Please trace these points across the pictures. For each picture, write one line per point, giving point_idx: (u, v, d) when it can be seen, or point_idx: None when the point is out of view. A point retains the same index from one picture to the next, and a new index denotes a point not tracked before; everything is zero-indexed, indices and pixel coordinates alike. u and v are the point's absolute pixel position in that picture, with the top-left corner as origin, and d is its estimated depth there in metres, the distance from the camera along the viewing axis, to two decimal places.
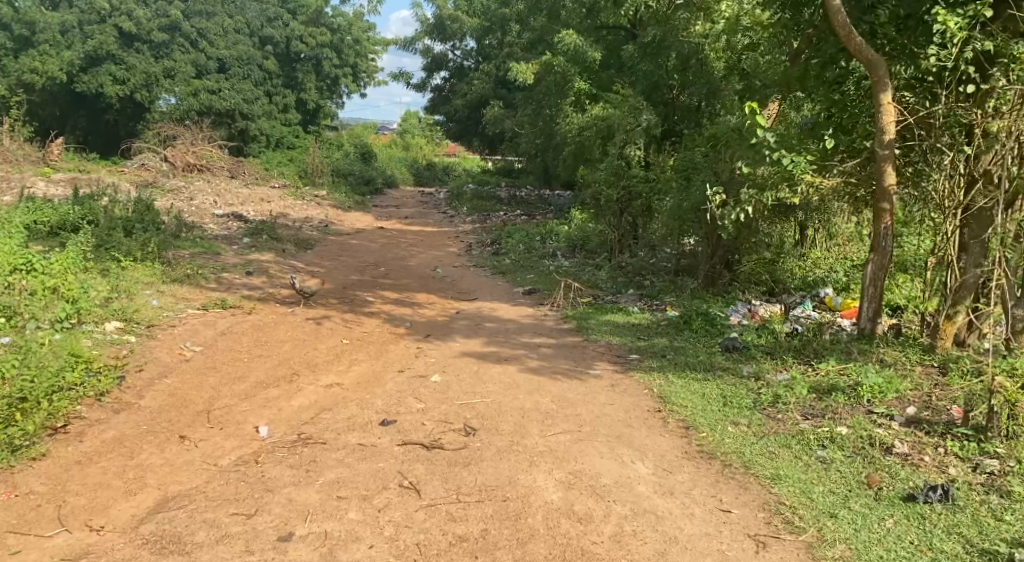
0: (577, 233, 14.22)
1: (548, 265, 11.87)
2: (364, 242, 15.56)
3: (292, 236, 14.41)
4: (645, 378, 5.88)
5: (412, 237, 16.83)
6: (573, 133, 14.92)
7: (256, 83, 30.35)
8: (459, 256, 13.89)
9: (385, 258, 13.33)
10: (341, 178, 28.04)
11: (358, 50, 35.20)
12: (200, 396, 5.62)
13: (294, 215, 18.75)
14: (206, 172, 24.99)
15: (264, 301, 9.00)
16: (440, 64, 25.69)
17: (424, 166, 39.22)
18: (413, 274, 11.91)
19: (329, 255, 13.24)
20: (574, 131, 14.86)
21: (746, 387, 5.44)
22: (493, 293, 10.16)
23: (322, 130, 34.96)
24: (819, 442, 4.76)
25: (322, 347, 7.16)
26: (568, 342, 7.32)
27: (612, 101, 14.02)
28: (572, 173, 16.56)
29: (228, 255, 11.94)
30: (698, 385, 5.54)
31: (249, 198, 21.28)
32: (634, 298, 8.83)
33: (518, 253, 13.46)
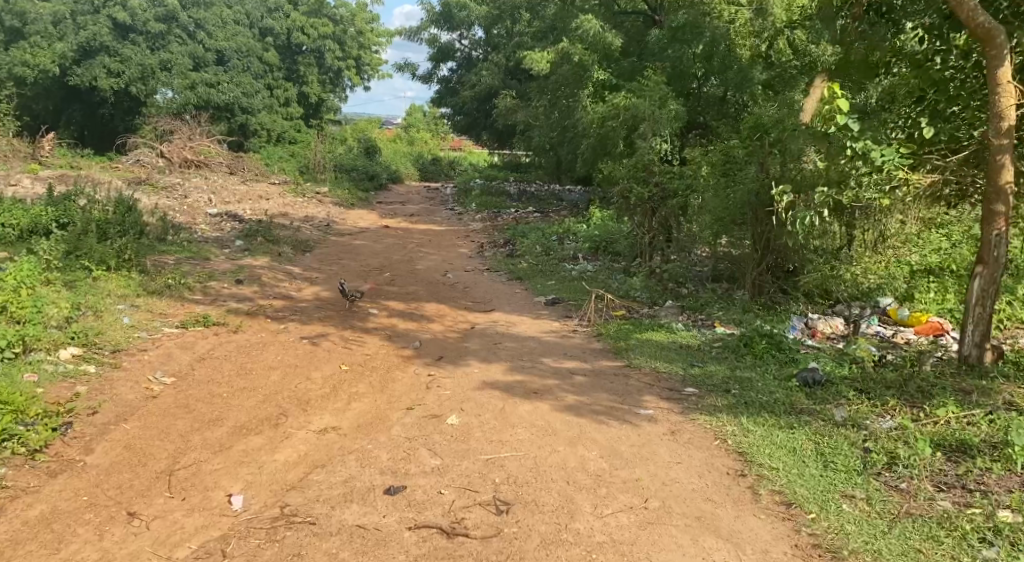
0: (599, 233, 13.12)
1: (570, 270, 10.76)
2: (367, 243, 14.47)
3: (289, 237, 13.33)
4: (712, 423, 4.78)
5: (419, 238, 15.72)
6: (593, 126, 13.83)
7: (255, 75, 29.28)
8: (471, 259, 12.79)
9: (389, 262, 12.25)
10: (343, 174, 26.98)
11: (361, 41, 34.14)
12: (163, 448, 4.54)
13: (294, 213, 17.69)
14: (204, 168, 23.95)
15: (253, 316, 7.94)
16: (448, 55, 24.54)
17: (430, 161, 38.10)
18: (422, 279, 10.83)
19: (329, 259, 12.15)
20: (593, 123, 13.76)
21: (848, 440, 4.37)
22: (513, 303, 9.06)
23: (324, 124, 33.91)
24: (979, 535, 3.65)
25: (318, 376, 6.08)
26: (607, 368, 6.21)
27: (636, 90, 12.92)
28: (591, 169, 15.45)
29: (218, 260, 10.86)
30: (784, 435, 4.48)
31: (247, 196, 20.17)
32: (676, 311, 7.75)
33: (535, 256, 12.34)
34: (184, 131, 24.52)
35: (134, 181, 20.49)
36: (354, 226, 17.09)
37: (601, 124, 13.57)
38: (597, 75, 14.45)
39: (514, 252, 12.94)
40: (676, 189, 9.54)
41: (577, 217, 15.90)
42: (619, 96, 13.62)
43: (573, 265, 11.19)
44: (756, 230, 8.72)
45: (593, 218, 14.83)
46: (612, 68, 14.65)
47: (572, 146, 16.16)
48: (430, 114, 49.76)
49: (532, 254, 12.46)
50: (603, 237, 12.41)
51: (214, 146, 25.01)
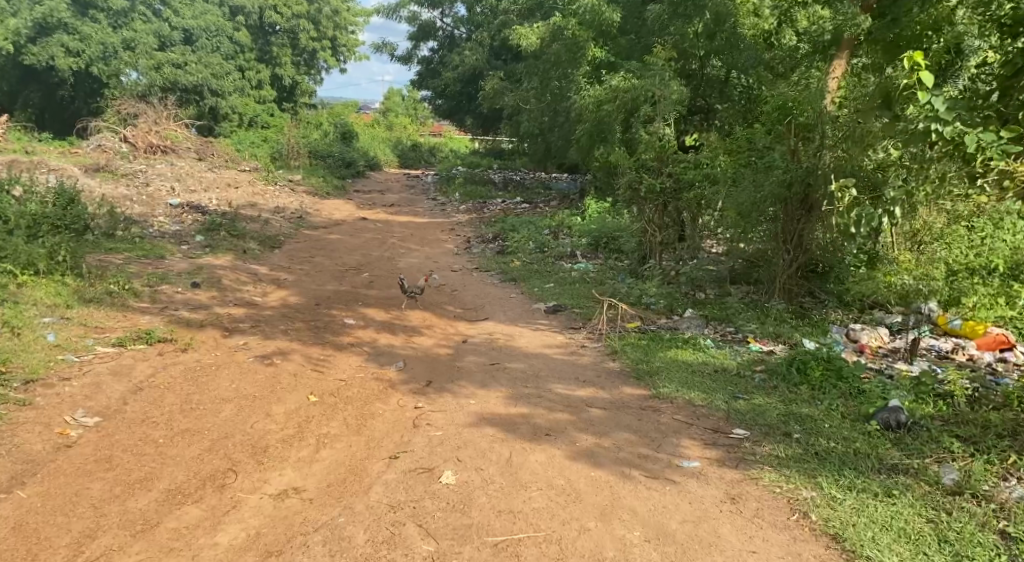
0: (597, 227, 12.11)
1: (570, 272, 9.69)
2: (343, 238, 13.31)
3: (257, 232, 12.16)
4: (792, 490, 3.88)
5: (400, 232, 14.58)
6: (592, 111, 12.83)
7: (226, 56, 27.96)
8: (457, 258, 11.70)
9: (367, 260, 11.13)
10: (319, 161, 25.73)
11: (338, 22, 32.77)
12: (61, 530, 3.69)
13: (264, 204, 16.50)
14: (170, 154, 22.61)
15: (208, 332, 6.81)
16: (428, 34, 23.33)
17: (410, 147, 36.83)
18: (404, 281, 9.77)
19: (299, 257, 11.01)
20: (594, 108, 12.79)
21: (981, 521, 3.63)
22: (509, 312, 7.99)
23: (299, 108, 32.52)
24: None
25: (280, 410, 5.00)
26: (631, 398, 5.13)
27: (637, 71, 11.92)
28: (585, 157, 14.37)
29: (174, 260, 9.69)
30: (891, 517, 3.67)
31: (214, 185, 18.89)
32: (702, 323, 6.72)
33: (528, 255, 11.26)
34: (150, 115, 23.07)
35: (93, 167, 19.12)
36: (329, 219, 15.92)
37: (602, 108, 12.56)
38: (592, 53, 13.50)
39: (504, 251, 11.86)
40: (691, 180, 8.47)
41: (569, 210, 14.82)
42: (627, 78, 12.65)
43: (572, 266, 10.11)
44: (783, 223, 7.64)
45: (589, 210, 13.89)
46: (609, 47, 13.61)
47: (565, 131, 15.07)
48: (409, 99, 48.37)
49: (525, 253, 11.40)
50: (603, 233, 11.36)
51: (181, 130, 23.63)
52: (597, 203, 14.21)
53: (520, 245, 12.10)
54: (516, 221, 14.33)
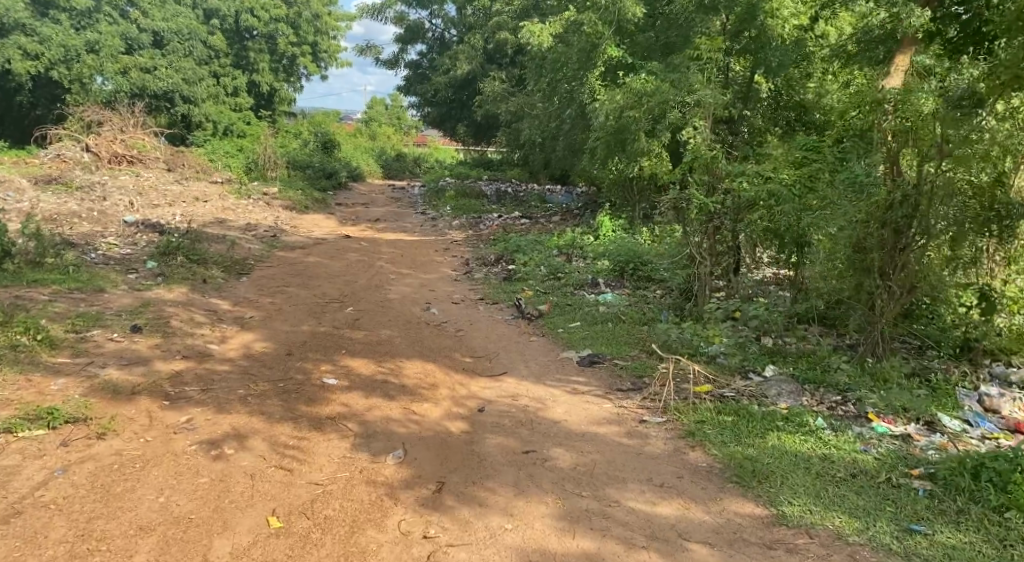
0: (619, 251, 10.60)
1: (597, 307, 8.03)
2: (323, 261, 11.63)
3: (223, 256, 10.48)
4: None
5: (387, 253, 12.90)
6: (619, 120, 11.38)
7: (199, 61, 26.28)
8: (455, 288, 10.03)
9: (351, 291, 9.47)
10: (298, 172, 24.03)
11: (318, 26, 30.97)
12: None
13: (236, 221, 14.81)
14: (137, 164, 20.85)
15: (140, 405, 5.15)
16: (417, 35, 21.67)
17: (394, 157, 35.17)
18: (399, 318, 8.18)
19: (270, 288, 9.33)
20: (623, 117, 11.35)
21: None
22: (532, 365, 6.35)
23: (278, 116, 30.77)
24: None
25: (224, 550, 3.64)
26: (745, 524, 3.77)
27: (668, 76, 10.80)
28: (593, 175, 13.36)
29: (115, 294, 8.01)
30: None
31: (181, 200, 17.19)
32: (796, 388, 5.11)
33: (541, 284, 9.62)
34: (115, 122, 21.31)
35: (45, 180, 17.32)
36: (307, 237, 14.22)
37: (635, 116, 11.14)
38: (608, 53, 11.94)
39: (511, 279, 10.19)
40: (754, 198, 6.76)
41: (580, 228, 13.19)
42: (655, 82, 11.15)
43: (599, 299, 8.46)
44: (880, 255, 6.03)
45: (602, 228, 12.38)
46: (626, 45, 12.16)
47: (574, 140, 13.46)
48: (392, 108, 46.62)
49: (536, 283, 9.72)
50: (628, 258, 9.73)
51: (149, 139, 21.89)
52: (611, 221, 12.68)
53: (530, 271, 10.44)
54: (521, 241, 12.70)
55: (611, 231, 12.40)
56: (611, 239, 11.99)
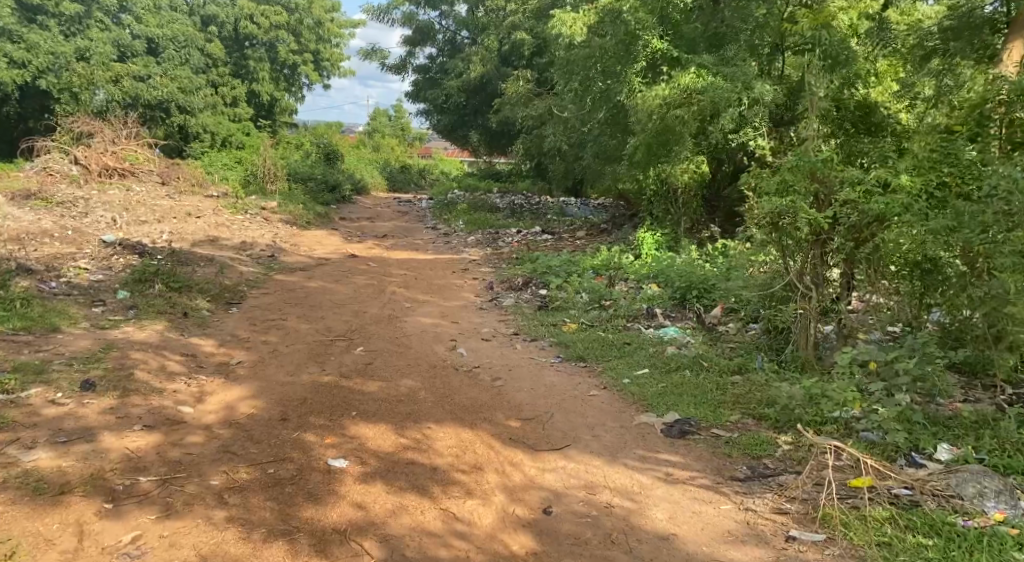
0: (674, 273, 9.13)
1: (665, 349, 6.47)
2: (325, 286, 10.17)
3: (210, 281, 9.04)
4: None
5: (398, 274, 11.44)
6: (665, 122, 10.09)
7: (195, 69, 24.90)
8: (482, 318, 8.54)
9: (360, 325, 7.99)
10: (300, 184, 22.61)
11: (320, 34, 29.62)
12: None
13: (230, 239, 13.37)
14: (129, 178, 19.44)
15: (72, 515, 3.83)
16: (426, 38, 20.31)
17: (399, 170, 33.76)
18: (421, 361, 6.67)
19: (264, 322, 7.86)
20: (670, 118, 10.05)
21: None
22: (601, 435, 4.82)
23: (279, 127, 29.38)
24: None
25: None
26: None
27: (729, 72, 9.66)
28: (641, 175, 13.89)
29: (71, 335, 6.57)
30: None
31: (171, 216, 15.77)
32: (1005, 485, 3.83)
33: (585, 315, 8.13)
34: (106, 134, 19.93)
35: (23, 194, 15.87)
36: (309, 257, 12.77)
37: (685, 118, 9.88)
38: (652, 46, 10.54)
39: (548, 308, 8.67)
40: (879, 213, 5.32)
41: (617, 245, 11.68)
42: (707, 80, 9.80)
43: (666, 337, 6.90)
44: None
45: (643, 244, 10.87)
46: (670, 37, 10.93)
47: (610, 146, 12.03)
48: (396, 119, 45.18)
49: (580, 313, 8.19)
50: (689, 283, 8.20)
51: (142, 151, 20.56)
52: (653, 235, 11.12)
53: (571, 297, 8.92)
54: (551, 261, 11.20)
55: (653, 248, 10.84)
56: (655, 257, 10.47)
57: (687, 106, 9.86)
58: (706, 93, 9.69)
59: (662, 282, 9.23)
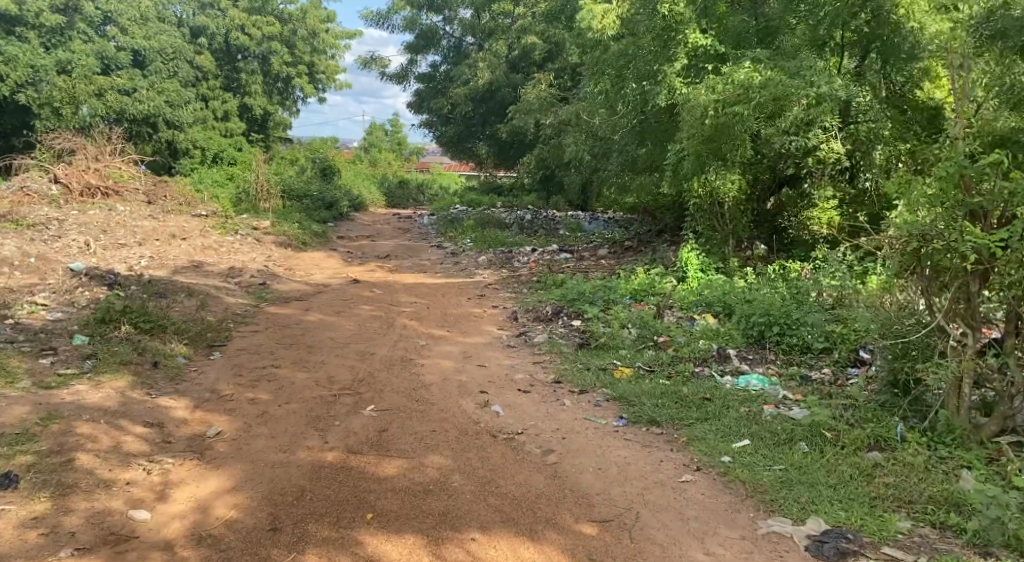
0: (742, 307, 7.92)
1: (744, 411, 5.18)
2: (326, 319, 8.79)
3: (189, 319, 7.65)
4: None
5: (408, 303, 10.06)
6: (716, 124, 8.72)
7: (184, 83, 23.59)
8: (513, 360, 7.15)
9: (368, 373, 6.61)
10: (295, 201, 21.25)
11: (315, 45, 28.31)
12: None
13: (217, 264, 11.99)
14: (112, 197, 18.03)
15: None
16: (431, 43, 18.97)
17: (397, 185, 32.41)
18: (452, 426, 5.30)
19: (253, 371, 6.48)
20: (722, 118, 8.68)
21: None
22: (717, 552, 3.69)
23: (272, 143, 28.03)
24: None
25: None
26: None
27: (793, 70, 8.47)
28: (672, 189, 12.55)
29: (4, 401, 5.12)
30: None
31: (154, 238, 14.38)
32: None
33: (639, 355, 6.76)
34: (88, 150, 18.57)
35: None
36: (306, 283, 11.39)
37: (740, 118, 8.50)
38: (692, 40, 9.15)
39: (591, 345, 7.27)
40: None
41: (655, 267, 10.35)
42: (764, 73, 8.46)
43: (759, 394, 5.55)
44: None
45: (689, 267, 9.52)
46: (714, 31, 9.66)
47: (643, 154, 10.68)
48: (393, 134, 43.84)
49: (632, 354, 6.79)
50: (767, 317, 6.79)
51: (128, 168, 19.21)
52: (698, 255, 9.80)
53: (619, 331, 7.53)
54: (582, 285, 9.84)
55: (699, 271, 9.52)
56: (703, 282, 9.22)
57: (744, 103, 8.48)
58: (765, 89, 8.35)
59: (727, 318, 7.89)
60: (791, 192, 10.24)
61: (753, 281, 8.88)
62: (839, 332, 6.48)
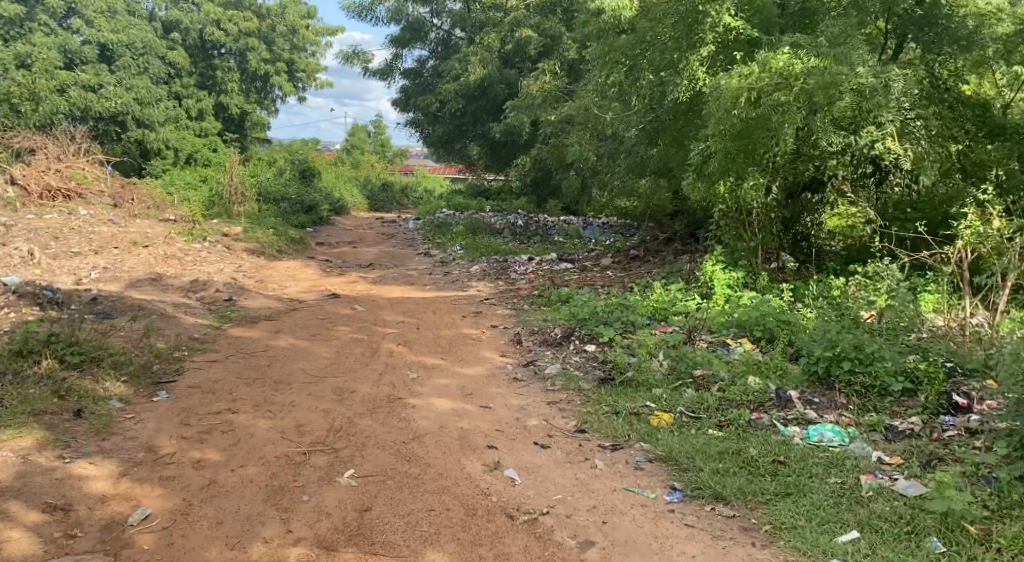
0: (790, 342, 6.74)
1: (831, 483, 4.11)
2: (297, 346, 7.57)
3: (130, 352, 6.43)
4: None
5: (394, 323, 8.85)
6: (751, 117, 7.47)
7: (156, 80, 22.02)
8: (523, 400, 5.97)
9: (346, 418, 5.42)
10: (271, 205, 19.92)
11: (295, 42, 26.86)
12: None
13: (181, 276, 10.72)
14: (74, 200, 16.65)
15: None
16: (418, 36, 17.74)
17: (381, 189, 31.05)
18: (459, 501, 4.14)
19: (204, 419, 5.29)
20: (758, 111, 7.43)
21: None
22: None
23: (250, 144, 26.60)
24: None
25: None
26: None
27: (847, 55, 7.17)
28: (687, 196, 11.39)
29: None
30: None
31: (113, 247, 13.05)
32: None
33: (678, 397, 5.55)
34: (49, 150, 17.18)
35: None
36: (279, 298, 10.15)
37: (781, 110, 7.25)
38: (725, 23, 7.74)
39: (616, 380, 6.07)
40: None
41: (673, 281, 9.21)
42: (807, 60, 7.22)
43: (842, 455, 4.38)
44: None
45: (717, 284, 8.36)
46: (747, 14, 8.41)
47: (657, 155, 9.52)
48: (375, 135, 42.29)
49: (669, 395, 5.60)
50: (833, 349, 5.54)
51: (92, 170, 17.83)
52: (724, 269, 8.64)
53: (649, 362, 6.33)
54: (591, 304, 8.70)
55: (726, 287, 8.39)
56: (734, 301, 8.07)
57: (785, 91, 7.24)
58: (812, 76, 7.13)
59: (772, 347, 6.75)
60: (812, 198, 8.91)
61: (796, 304, 7.71)
62: (924, 369, 5.32)
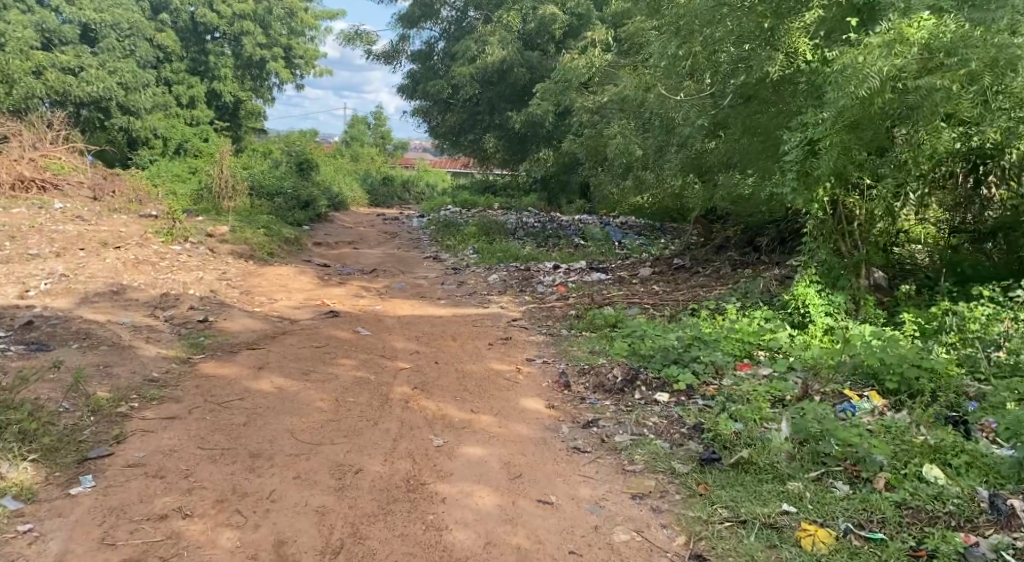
0: (945, 408, 5.09)
1: None
2: (284, 391, 5.86)
3: (49, 416, 4.72)
4: None
5: (405, 355, 7.14)
6: (888, 104, 5.72)
7: (143, 64, 19.91)
8: (597, 489, 4.29)
9: (350, 529, 3.88)
10: (266, 200, 18.15)
11: (293, 26, 24.98)
12: None
13: (153, 289, 8.99)
14: (48, 192, 14.82)
15: None
16: (428, 15, 15.99)
17: (383, 184, 29.28)
18: None
19: (136, 535, 3.77)
20: (902, 95, 5.65)
21: None
22: None
23: (245, 135, 24.77)
24: None
25: None
26: None
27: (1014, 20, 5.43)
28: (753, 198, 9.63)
29: None
30: None
31: (81, 250, 11.28)
32: None
33: (831, 503, 3.91)
34: (21, 138, 15.39)
35: None
36: (266, 317, 8.44)
37: (935, 95, 5.48)
38: None
39: (726, 460, 4.36)
40: None
41: (750, 303, 7.53)
42: (964, 26, 5.48)
43: None
44: None
45: (814, 315, 6.70)
46: None
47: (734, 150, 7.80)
48: (376, 126, 40.37)
49: (816, 494, 3.97)
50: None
51: (70, 160, 16.03)
52: (820, 293, 6.95)
53: (766, 429, 4.62)
54: (651, 334, 7.00)
55: (825, 315, 6.74)
56: (841, 338, 6.39)
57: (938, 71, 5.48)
58: (975, 49, 5.38)
59: (920, 409, 5.09)
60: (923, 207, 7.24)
61: (927, 343, 6.09)
62: None
